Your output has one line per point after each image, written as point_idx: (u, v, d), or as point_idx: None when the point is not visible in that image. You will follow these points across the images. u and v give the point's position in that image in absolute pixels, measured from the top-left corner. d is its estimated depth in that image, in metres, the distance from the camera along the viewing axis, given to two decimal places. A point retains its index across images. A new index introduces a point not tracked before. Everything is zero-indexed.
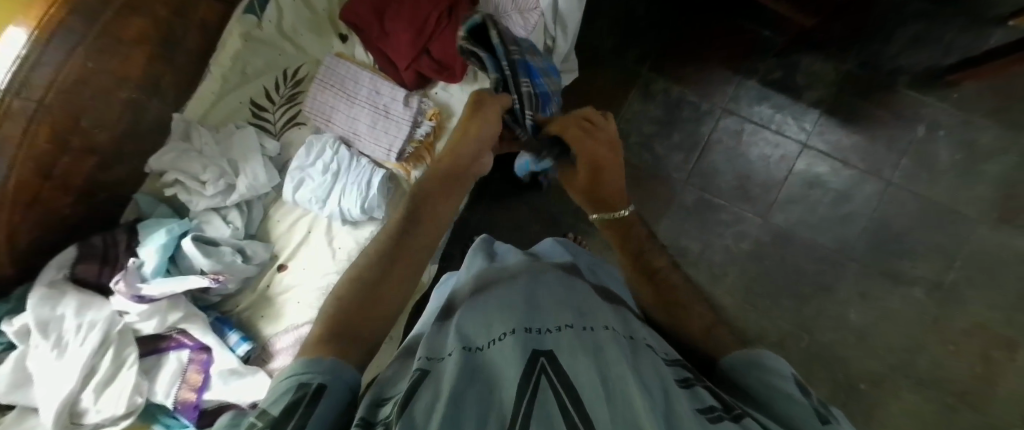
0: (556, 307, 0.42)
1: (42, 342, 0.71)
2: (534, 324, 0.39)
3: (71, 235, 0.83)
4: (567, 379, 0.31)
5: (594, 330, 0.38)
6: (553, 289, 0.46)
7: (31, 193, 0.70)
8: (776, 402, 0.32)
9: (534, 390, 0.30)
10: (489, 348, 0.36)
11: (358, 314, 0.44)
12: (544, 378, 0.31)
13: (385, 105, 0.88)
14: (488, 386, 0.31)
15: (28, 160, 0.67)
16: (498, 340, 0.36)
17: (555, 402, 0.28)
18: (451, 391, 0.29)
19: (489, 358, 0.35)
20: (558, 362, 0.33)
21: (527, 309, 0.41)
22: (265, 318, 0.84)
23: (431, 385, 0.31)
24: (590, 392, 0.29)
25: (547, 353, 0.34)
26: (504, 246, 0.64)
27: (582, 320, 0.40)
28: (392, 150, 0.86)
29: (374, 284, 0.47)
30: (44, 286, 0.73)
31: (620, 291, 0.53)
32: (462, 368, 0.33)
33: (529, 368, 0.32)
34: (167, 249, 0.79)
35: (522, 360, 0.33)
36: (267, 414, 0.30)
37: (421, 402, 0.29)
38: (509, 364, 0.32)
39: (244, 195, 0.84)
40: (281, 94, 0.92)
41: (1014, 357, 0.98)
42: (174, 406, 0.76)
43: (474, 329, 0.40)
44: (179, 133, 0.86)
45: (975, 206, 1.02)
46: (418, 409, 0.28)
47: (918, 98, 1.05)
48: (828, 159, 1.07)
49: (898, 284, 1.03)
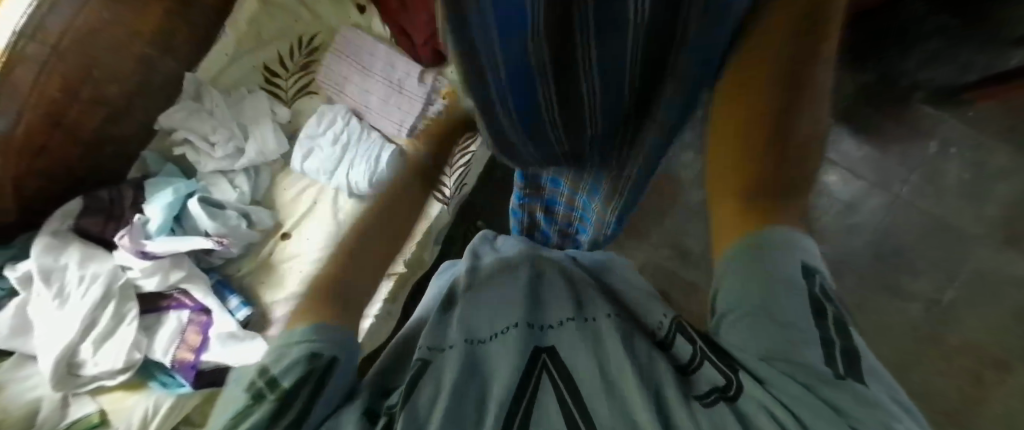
0: (558, 298, 0.42)
1: (43, 290, 0.72)
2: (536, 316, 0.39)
3: (79, 188, 0.83)
4: (566, 373, 0.32)
5: (596, 319, 0.38)
6: (556, 279, 0.46)
7: (38, 140, 0.70)
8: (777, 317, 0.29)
9: (534, 388, 0.31)
10: (491, 342, 0.37)
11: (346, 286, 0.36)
12: (545, 373, 0.32)
13: (400, 80, 0.86)
14: (486, 378, 0.33)
15: (38, 107, 0.68)
16: (501, 334, 0.37)
17: (555, 396, 0.30)
18: (452, 387, 0.31)
19: (491, 351, 0.36)
20: (558, 357, 0.34)
21: (529, 299, 0.42)
22: (266, 286, 0.84)
23: (433, 377, 0.33)
24: (591, 389, 0.30)
25: (548, 349, 0.35)
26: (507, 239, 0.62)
27: (582, 308, 0.40)
28: (404, 125, 0.85)
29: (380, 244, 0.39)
30: (49, 234, 0.75)
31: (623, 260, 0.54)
32: (463, 363, 0.34)
33: (531, 363, 0.33)
34: (172, 208, 0.79)
35: (522, 355, 0.34)
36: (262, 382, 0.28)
37: (423, 397, 0.31)
38: (508, 358, 0.34)
39: (253, 160, 0.84)
40: (295, 61, 0.90)
41: (1006, 379, 0.98)
42: (171, 364, 0.76)
43: (476, 320, 0.40)
44: (190, 93, 0.86)
45: (980, 227, 1.02)
46: (421, 406, 0.30)
47: (933, 114, 1.04)
48: (837, 168, 1.06)
49: (897, 298, 1.03)
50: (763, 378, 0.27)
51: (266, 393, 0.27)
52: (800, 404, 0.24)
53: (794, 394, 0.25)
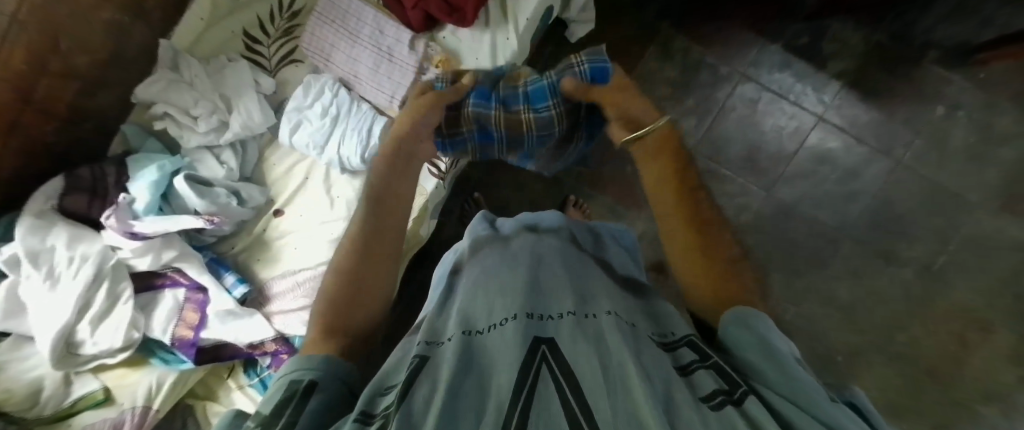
0: (558, 291, 0.41)
1: (33, 271, 0.70)
2: (536, 308, 0.38)
3: (59, 166, 0.80)
4: (567, 367, 0.30)
5: (596, 316, 0.37)
6: (554, 266, 0.46)
7: (10, 117, 0.67)
8: (773, 373, 0.31)
9: (535, 377, 0.29)
10: (489, 333, 0.36)
11: (345, 316, 0.42)
12: (544, 365, 0.30)
13: (389, 48, 0.81)
14: (484, 374, 0.31)
15: (5, 81, 0.64)
16: (498, 325, 0.36)
17: (554, 389, 0.27)
18: (449, 386, 0.28)
19: (489, 343, 0.34)
20: (559, 350, 0.31)
21: (530, 289, 0.41)
22: (262, 262, 0.84)
23: (429, 374, 0.31)
24: (590, 378, 0.28)
25: (548, 340, 0.33)
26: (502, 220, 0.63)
27: (584, 305, 0.39)
28: (395, 97, 0.81)
29: (356, 285, 0.44)
30: (32, 216, 0.71)
31: (614, 263, 0.54)
32: (460, 354, 0.33)
33: (530, 355, 0.31)
34: (159, 187, 0.76)
35: (521, 347, 0.32)
36: (260, 411, 0.31)
37: (420, 395, 0.29)
38: (509, 351, 0.32)
39: (238, 134, 0.80)
40: (277, 26, 0.85)
41: (989, 339, 1.01)
42: (171, 342, 0.76)
43: (475, 313, 0.39)
44: (168, 62, 0.81)
45: (981, 192, 1.01)
46: (417, 402, 0.28)
47: (943, 75, 1.00)
48: (841, 134, 1.04)
49: (891, 263, 1.03)
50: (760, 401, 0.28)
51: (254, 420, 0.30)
52: (811, 427, 0.25)
53: (804, 421, 0.26)
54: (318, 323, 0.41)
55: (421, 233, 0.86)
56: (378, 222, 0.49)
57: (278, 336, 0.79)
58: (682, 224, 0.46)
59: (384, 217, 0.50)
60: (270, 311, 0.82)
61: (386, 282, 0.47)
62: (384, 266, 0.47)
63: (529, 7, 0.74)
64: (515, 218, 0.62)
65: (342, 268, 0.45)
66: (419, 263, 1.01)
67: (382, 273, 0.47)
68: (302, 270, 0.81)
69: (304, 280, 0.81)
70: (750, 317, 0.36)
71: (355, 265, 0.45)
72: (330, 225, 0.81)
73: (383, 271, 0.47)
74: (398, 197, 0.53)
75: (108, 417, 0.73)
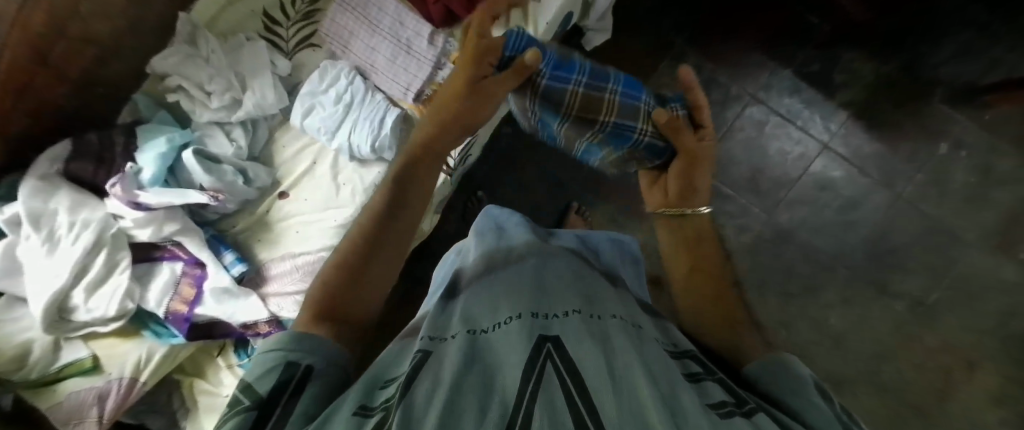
0: (563, 291, 0.41)
1: (33, 234, 0.70)
2: (541, 307, 0.38)
3: (67, 130, 0.79)
4: (571, 362, 0.29)
5: (602, 318, 0.37)
6: (559, 266, 0.46)
7: (23, 77, 0.67)
8: (797, 406, 0.30)
9: (539, 374, 0.29)
10: (492, 332, 0.36)
11: (335, 306, 0.41)
12: (549, 360, 0.30)
13: (408, 40, 0.81)
14: (489, 371, 0.31)
15: (22, 42, 0.64)
16: (502, 324, 0.36)
17: (560, 385, 0.27)
18: (451, 381, 0.29)
19: (492, 342, 0.35)
20: (564, 347, 0.32)
21: (535, 290, 0.41)
22: (261, 242, 0.84)
23: (432, 370, 0.31)
24: (596, 377, 0.27)
25: (554, 337, 0.33)
26: (507, 212, 0.63)
27: (590, 306, 0.39)
28: (410, 89, 0.81)
29: (356, 274, 0.44)
30: (36, 178, 0.71)
31: (618, 272, 0.53)
32: (463, 352, 0.33)
33: (535, 352, 0.31)
34: (166, 159, 0.76)
35: (528, 345, 0.32)
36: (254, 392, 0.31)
37: (422, 389, 0.29)
38: (514, 350, 0.32)
39: (250, 113, 0.79)
40: (297, 8, 0.85)
41: (974, 377, 1.02)
42: (164, 316, 0.76)
43: (479, 312, 0.40)
44: (185, 35, 0.81)
45: (976, 232, 1.02)
46: (419, 394, 0.28)
47: (949, 114, 1.01)
48: (845, 163, 1.05)
49: (884, 295, 1.04)
50: (769, 417, 0.28)
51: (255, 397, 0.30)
52: None
53: None
54: (312, 306, 0.41)
55: (422, 228, 0.86)
56: (390, 218, 0.48)
57: (272, 318, 0.79)
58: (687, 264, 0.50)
59: (400, 212, 0.49)
60: (265, 293, 0.82)
61: (386, 282, 0.46)
62: (388, 258, 0.46)
63: (550, 12, 0.76)
64: (525, 221, 0.61)
65: (345, 267, 0.44)
66: (418, 257, 1.01)
67: (391, 268, 0.46)
68: (302, 254, 0.81)
69: (303, 264, 0.81)
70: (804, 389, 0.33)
71: (361, 257, 0.45)
72: (334, 212, 0.82)
73: (386, 265, 0.46)
74: (419, 187, 0.51)
75: (95, 386, 0.72)
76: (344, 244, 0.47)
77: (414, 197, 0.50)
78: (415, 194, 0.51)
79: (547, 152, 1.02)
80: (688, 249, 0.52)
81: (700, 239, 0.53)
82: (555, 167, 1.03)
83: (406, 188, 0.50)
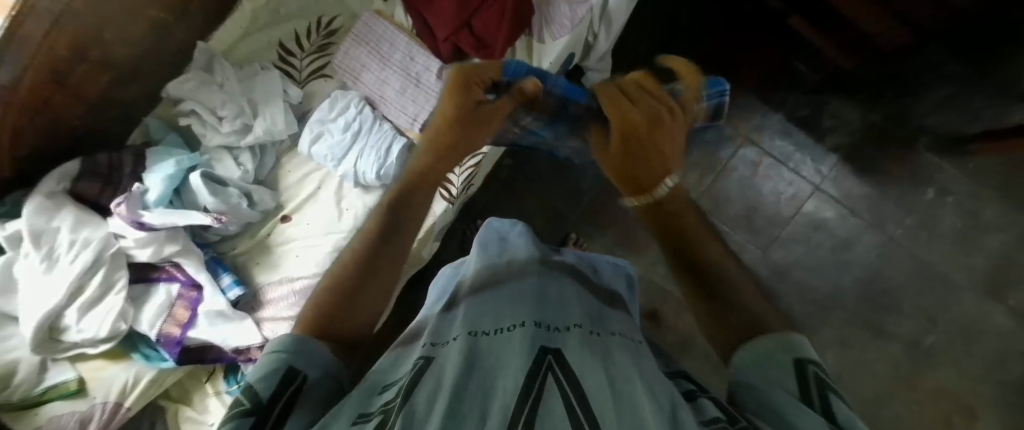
0: (566, 306, 0.42)
1: (33, 251, 0.70)
2: (544, 319, 0.39)
3: (77, 150, 0.81)
4: (573, 376, 0.30)
5: (604, 334, 0.37)
6: (562, 282, 0.47)
7: (42, 97, 0.69)
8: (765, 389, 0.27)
9: (540, 384, 0.29)
10: (495, 336, 0.36)
11: (331, 314, 0.40)
12: (550, 372, 0.30)
13: (417, 73, 0.84)
14: (489, 375, 0.31)
15: (43, 65, 0.66)
16: (505, 331, 0.36)
17: (561, 397, 0.27)
18: (453, 386, 0.29)
19: (495, 346, 0.35)
20: (566, 360, 0.32)
21: (537, 302, 0.42)
22: (260, 266, 0.84)
23: (434, 375, 0.31)
24: (597, 392, 0.28)
25: (555, 350, 0.33)
26: (511, 224, 0.64)
27: (592, 323, 0.40)
28: (417, 120, 0.83)
29: (354, 283, 0.43)
30: (42, 196, 0.72)
31: (619, 295, 0.53)
32: (466, 355, 0.33)
33: (536, 362, 0.31)
34: (173, 181, 0.77)
35: (530, 355, 0.32)
36: (253, 394, 0.30)
37: (423, 395, 0.29)
38: (516, 357, 0.32)
39: (260, 138, 0.81)
40: (312, 42, 0.89)
41: (972, 425, 1.01)
42: (156, 338, 0.74)
43: (482, 316, 0.40)
44: (202, 64, 0.84)
45: (965, 277, 1.03)
46: (420, 401, 0.28)
47: (935, 161, 1.05)
48: (836, 205, 1.08)
49: (880, 336, 1.05)
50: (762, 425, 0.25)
51: (250, 399, 0.29)
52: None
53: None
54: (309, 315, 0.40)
55: (422, 255, 0.85)
56: (391, 228, 0.48)
57: (265, 344, 0.77)
58: (682, 246, 0.40)
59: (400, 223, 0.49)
60: (260, 318, 0.80)
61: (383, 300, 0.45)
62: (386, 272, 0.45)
63: (553, 52, 0.80)
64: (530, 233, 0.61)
65: (343, 279, 0.43)
66: (414, 284, 1.01)
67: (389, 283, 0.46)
68: (301, 278, 0.81)
69: (301, 289, 0.80)
70: (784, 338, 0.30)
71: (364, 267, 0.44)
72: (335, 236, 0.82)
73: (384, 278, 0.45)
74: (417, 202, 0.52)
75: (76, 410, 0.71)
76: (344, 259, 0.46)
77: (417, 215, 0.51)
78: (414, 209, 0.52)
79: (548, 182, 1.04)
80: (682, 231, 0.41)
81: (686, 226, 0.42)
82: (554, 197, 1.05)
83: (405, 204, 0.51)
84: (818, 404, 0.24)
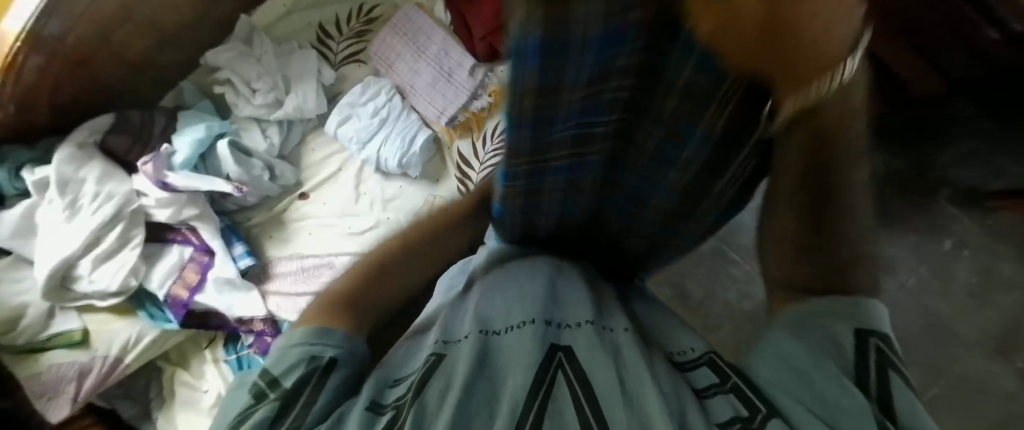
0: (578, 299, 0.40)
1: (58, 198, 0.72)
2: (553, 315, 0.37)
3: (111, 106, 0.82)
4: (583, 376, 0.30)
5: (614, 331, 0.37)
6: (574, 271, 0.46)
7: (85, 52, 0.70)
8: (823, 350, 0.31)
9: (550, 384, 0.29)
10: (506, 334, 0.35)
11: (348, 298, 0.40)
12: (560, 374, 0.30)
13: (450, 69, 0.86)
14: (499, 375, 0.31)
15: (92, 22, 0.67)
16: (515, 328, 0.35)
17: (571, 401, 0.28)
18: (464, 387, 0.29)
19: (506, 345, 0.33)
20: (576, 360, 0.32)
21: (549, 296, 0.40)
22: (272, 240, 0.84)
23: (445, 374, 0.31)
24: (607, 393, 0.29)
25: (564, 348, 0.33)
26: None
27: (601, 317, 0.38)
28: (444, 113, 0.85)
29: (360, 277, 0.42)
30: (74, 146, 0.74)
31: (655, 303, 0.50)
32: (475, 353, 0.32)
33: (546, 362, 0.31)
34: (200, 146, 0.79)
35: (539, 353, 0.32)
36: (278, 386, 0.31)
37: (436, 391, 0.29)
38: (524, 353, 0.31)
39: (289, 114, 0.83)
40: (350, 27, 0.91)
41: None
42: (164, 299, 0.75)
43: (491, 309, 0.38)
44: (242, 36, 0.86)
45: (975, 332, 1.00)
46: (434, 399, 0.29)
47: (954, 213, 1.04)
48: None
49: None
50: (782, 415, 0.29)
51: (279, 393, 0.31)
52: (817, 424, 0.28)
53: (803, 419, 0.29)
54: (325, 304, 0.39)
55: None
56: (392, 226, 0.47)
57: (268, 317, 0.78)
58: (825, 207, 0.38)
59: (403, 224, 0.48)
60: (266, 290, 0.81)
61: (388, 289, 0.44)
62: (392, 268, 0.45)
63: None
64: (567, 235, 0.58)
65: (351, 273, 0.43)
66: None
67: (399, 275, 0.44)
68: (310, 257, 0.81)
69: (310, 266, 0.81)
70: (854, 303, 0.32)
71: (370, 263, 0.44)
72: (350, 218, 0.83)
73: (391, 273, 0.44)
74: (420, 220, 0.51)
75: (76, 360, 0.70)
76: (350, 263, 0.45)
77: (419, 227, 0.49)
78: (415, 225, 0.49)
79: None
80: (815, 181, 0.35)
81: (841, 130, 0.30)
82: None
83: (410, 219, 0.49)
84: (874, 394, 0.28)
